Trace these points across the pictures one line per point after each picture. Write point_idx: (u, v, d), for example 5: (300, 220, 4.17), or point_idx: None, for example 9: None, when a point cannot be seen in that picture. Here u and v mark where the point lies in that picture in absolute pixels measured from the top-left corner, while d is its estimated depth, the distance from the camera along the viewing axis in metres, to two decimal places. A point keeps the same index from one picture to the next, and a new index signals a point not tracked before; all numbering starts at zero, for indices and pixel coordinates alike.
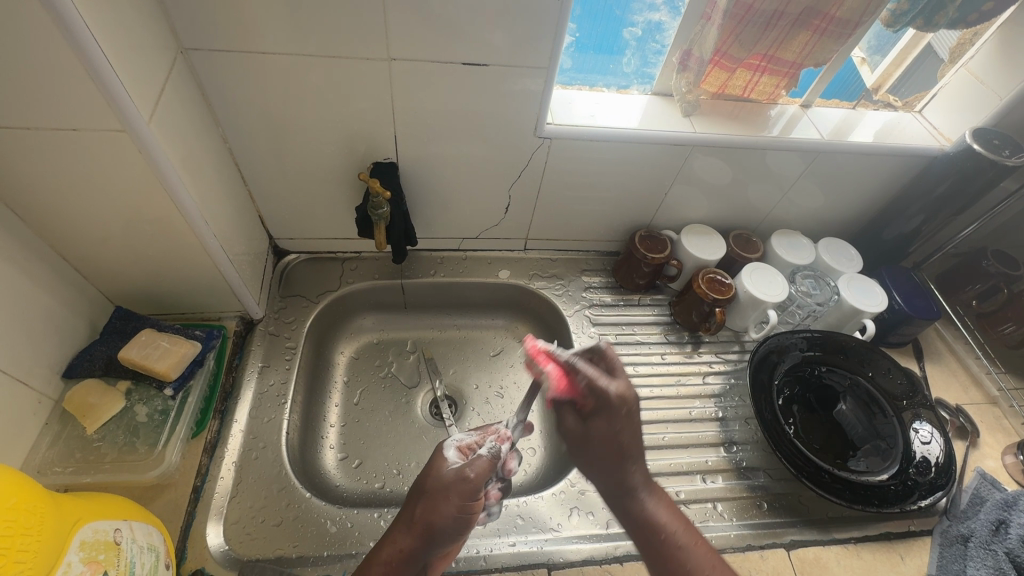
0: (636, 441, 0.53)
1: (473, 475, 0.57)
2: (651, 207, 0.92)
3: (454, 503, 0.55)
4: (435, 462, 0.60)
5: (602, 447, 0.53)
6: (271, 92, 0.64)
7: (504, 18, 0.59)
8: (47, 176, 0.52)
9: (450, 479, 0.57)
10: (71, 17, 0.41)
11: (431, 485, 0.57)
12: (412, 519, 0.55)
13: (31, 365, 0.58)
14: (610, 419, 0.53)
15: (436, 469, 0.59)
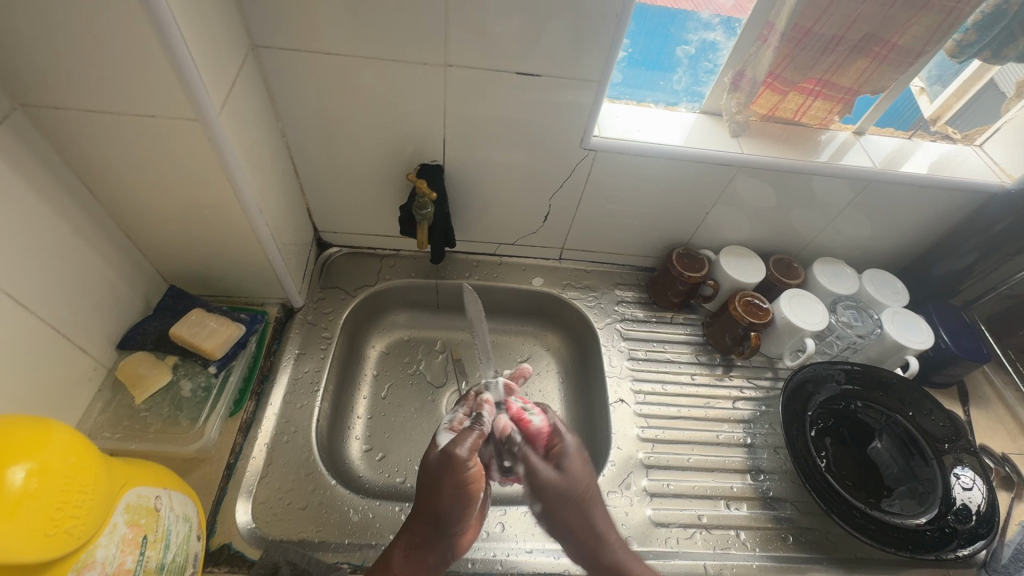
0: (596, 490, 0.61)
1: (461, 452, 0.58)
2: (691, 225, 0.91)
3: (448, 488, 0.57)
4: (432, 446, 0.63)
5: (575, 497, 0.60)
6: (331, 92, 0.67)
7: (562, 27, 0.60)
8: (123, 159, 0.56)
9: (438, 462, 0.59)
10: (162, 10, 0.43)
11: (426, 470, 0.60)
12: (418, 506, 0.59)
13: (89, 332, 0.62)
14: (580, 466, 0.62)
15: (428, 455, 0.62)
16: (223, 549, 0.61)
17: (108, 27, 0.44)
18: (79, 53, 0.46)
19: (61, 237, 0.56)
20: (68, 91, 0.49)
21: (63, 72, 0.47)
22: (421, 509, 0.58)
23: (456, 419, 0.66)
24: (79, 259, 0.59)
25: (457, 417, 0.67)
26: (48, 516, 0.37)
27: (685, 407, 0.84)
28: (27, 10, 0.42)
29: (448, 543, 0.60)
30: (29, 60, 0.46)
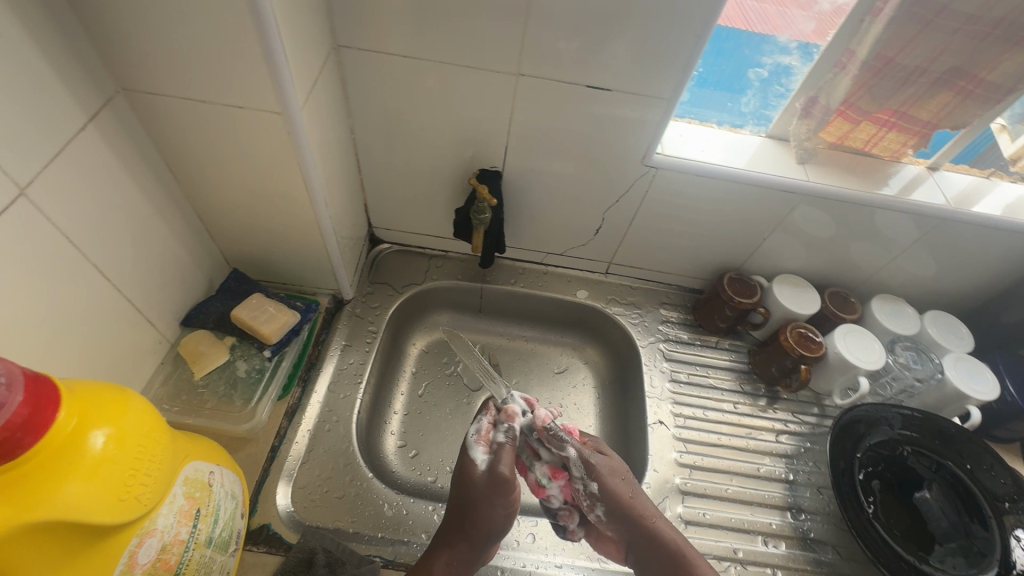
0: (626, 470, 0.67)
1: (506, 469, 0.59)
2: (745, 250, 0.89)
3: (500, 505, 0.59)
4: (467, 467, 0.61)
5: (616, 479, 0.64)
6: (403, 93, 0.68)
7: (638, 44, 0.60)
8: (208, 145, 0.59)
9: (486, 484, 0.59)
10: (266, 11, 0.46)
11: (472, 494, 0.59)
12: (463, 527, 0.58)
13: (159, 307, 0.64)
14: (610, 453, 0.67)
15: (467, 475, 0.60)
16: (262, 529, 0.62)
17: (215, 22, 0.46)
18: (184, 44, 0.48)
19: (144, 214, 0.59)
20: (168, 79, 0.51)
21: (166, 62, 0.50)
22: (466, 531, 0.58)
23: (483, 428, 0.65)
24: (158, 237, 0.62)
25: (483, 427, 0.65)
26: (122, 482, 0.39)
27: (726, 436, 0.82)
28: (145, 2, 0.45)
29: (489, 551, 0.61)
30: (138, 48, 0.49)
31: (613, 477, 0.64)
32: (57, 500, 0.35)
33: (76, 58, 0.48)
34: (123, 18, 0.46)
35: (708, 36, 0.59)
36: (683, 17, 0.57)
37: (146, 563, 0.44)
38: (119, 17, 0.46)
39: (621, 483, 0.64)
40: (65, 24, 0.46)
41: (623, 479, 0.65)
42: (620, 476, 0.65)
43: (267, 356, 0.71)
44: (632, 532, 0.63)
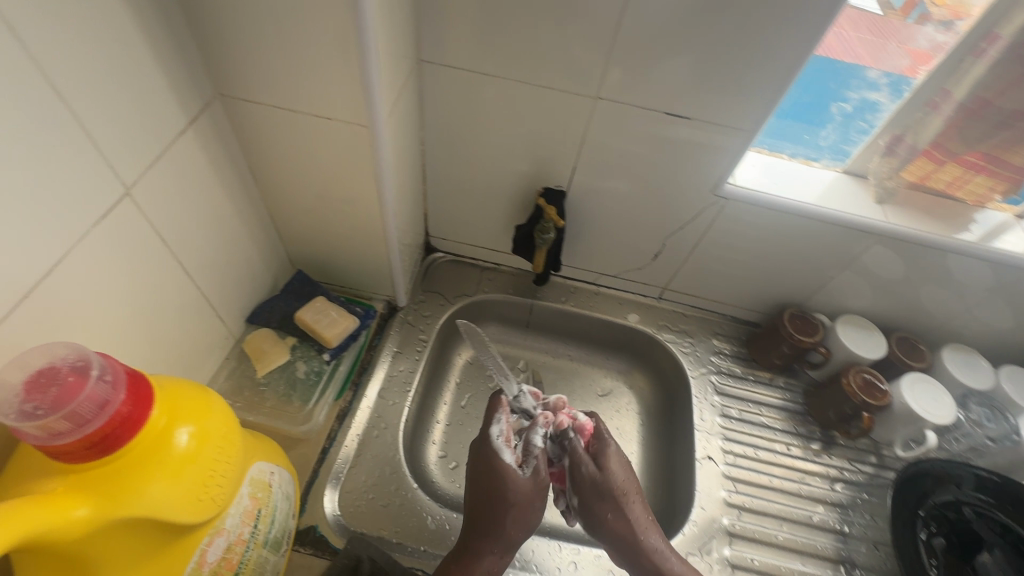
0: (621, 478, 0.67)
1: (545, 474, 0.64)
2: (810, 287, 0.86)
3: (539, 506, 0.63)
4: (505, 470, 0.61)
5: (600, 495, 0.66)
6: (479, 109, 0.69)
7: (725, 75, 0.59)
8: (291, 152, 0.60)
9: (531, 488, 0.62)
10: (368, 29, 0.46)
11: (517, 499, 0.61)
12: (504, 541, 0.60)
13: (229, 304, 0.66)
14: (605, 455, 0.68)
15: (512, 480, 0.61)
16: (310, 530, 0.63)
17: (317, 38, 0.48)
18: (284, 56, 0.50)
19: (226, 214, 0.61)
20: (264, 87, 0.53)
21: (265, 71, 0.51)
22: (506, 533, 0.61)
23: (507, 429, 0.65)
24: (235, 237, 0.64)
25: (506, 429, 0.65)
26: (202, 483, 0.40)
27: (777, 478, 0.79)
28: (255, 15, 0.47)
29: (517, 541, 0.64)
30: (241, 58, 0.50)
31: (598, 494, 0.66)
32: (142, 499, 0.36)
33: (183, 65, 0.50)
34: (232, 29, 0.48)
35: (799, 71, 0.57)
36: (774, 50, 0.56)
37: (213, 560, 0.45)
38: (228, 27, 0.48)
39: (604, 500, 0.66)
40: (178, 33, 0.48)
41: (616, 475, 0.67)
42: (607, 490, 0.66)
43: (325, 359, 0.72)
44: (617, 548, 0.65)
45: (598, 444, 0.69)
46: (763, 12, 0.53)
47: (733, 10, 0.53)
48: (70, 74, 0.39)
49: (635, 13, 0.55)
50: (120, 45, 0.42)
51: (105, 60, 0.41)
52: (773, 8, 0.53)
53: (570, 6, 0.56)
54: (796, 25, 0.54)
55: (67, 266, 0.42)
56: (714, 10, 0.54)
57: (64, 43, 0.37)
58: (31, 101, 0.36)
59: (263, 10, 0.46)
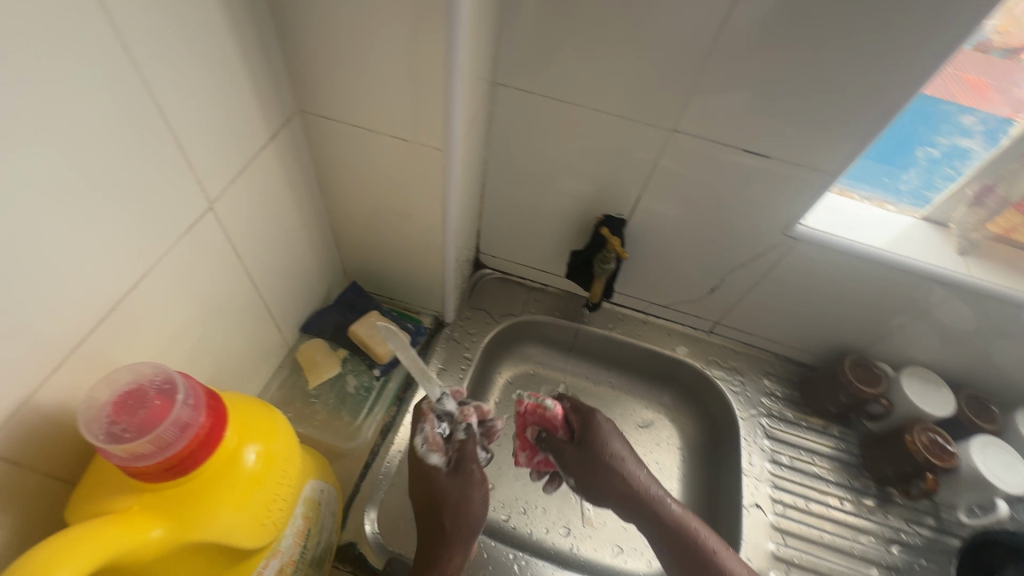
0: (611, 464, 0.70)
1: (476, 469, 0.59)
2: (874, 335, 0.82)
3: (479, 502, 0.59)
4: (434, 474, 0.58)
5: (597, 481, 0.70)
6: (547, 132, 0.69)
7: (811, 114, 0.57)
8: (361, 168, 0.60)
9: (463, 484, 0.58)
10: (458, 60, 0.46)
11: (453, 498, 0.58)
12: (454, 541, 0.57)
13: (287, 313, 0.67)
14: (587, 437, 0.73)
15: (444, 482, 0.58)
16: (349, 547, 0.62)
17: (406, 64, 0.48)
18: (371, 79, 0.50)
19: (292, 227, 0.62)
20: (346, 106, 0.53)
21: (349, 92, 0.52)
22: (452, 534, 0.57)
23: (429, 432, 0.59)
24: (297, 248, 0.64)
25: (429, 431, 0.59)
26: (265, 509, 0.40)
27: (829, 534, 0.76)
28: (347, 39, 0.47)
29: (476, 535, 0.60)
30: (327, 77, 0.51)
31: (599, 486, 0.70)
32: (210, 526, 0.36)
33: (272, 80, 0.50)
34: (323, 50, 0.48)
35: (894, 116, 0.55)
36: (867, 91, 0.54)
37: None
38: (320, 48, 0.48)
39: (607, 487, 0.70)
40: (273, 49, 0.49)
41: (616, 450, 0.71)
42: (605, 477, 0.70)
43: (375, 373, 0.72)
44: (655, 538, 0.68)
45: (577, 427, 0.73)
46: (862, 54, 0.51)
47: (827, 51, 0.52)
48: (176, 93, 0.39)
49: (725, 47, 0.54)
50: (222, 63, 0.43)
51: (209, 78, 0.42)
52: (874, 50, 0.51)
53: (655, 38, 0.56)
54: (895, 68, 0.52)
55: (152, 277, 0.43)
56: (807, 50, 0.53)
57: (173, 62, 0.38)
58: (142, 118, 0.37)
59: (356, 34, 0.46)
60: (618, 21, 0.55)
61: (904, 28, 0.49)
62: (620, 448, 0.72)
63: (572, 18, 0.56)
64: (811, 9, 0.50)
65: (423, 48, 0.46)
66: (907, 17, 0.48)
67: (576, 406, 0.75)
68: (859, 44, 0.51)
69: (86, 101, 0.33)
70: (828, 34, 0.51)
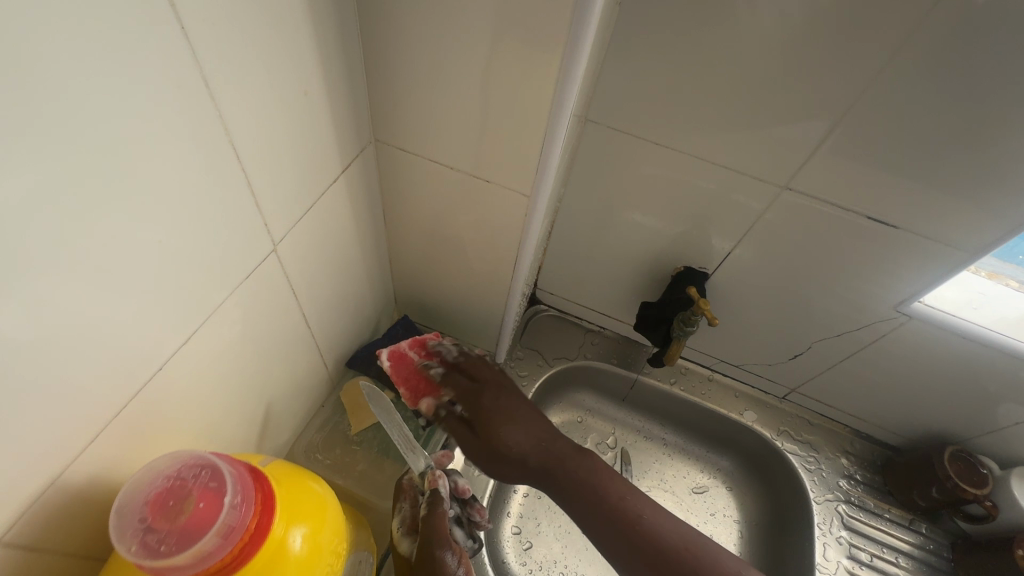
0: (514, 438, 0.56)
1: (448, 556, 0.47)
2: (981, 426, 0.72)
3: None
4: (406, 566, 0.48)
5: (496, 457, 0.56)
6: (635, 174, 0.62)
7: (958, 183, 0.50)
8: (433, 205, 0.55)
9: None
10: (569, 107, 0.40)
11: None
12: None
13: (337, 349, 0.62)
14: (482, 410, 0.57)
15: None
16: None
17: (504, 107, 0.42)
18: (461, 118, 0.44)
19: (352, 260, 0.57)
20: (428, 141, 0.48)
21: (434, 129, 0.46)
22: None
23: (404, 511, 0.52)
24: (354, 282, 0.59)
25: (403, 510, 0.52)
26: None
27: None
28: (445, 74, 0.42)
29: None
30: (413, 112, 0.46)
31: (493, 463, 0.57)
32: None
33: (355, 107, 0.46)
34: (415, 83, 0.43)
35: None
36: None
37: None
38: (412, 81, 0.43)
39: (507, 464, 0.56)
40: (361, 76, 0.44)
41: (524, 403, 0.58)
42: (506, 458, 0.56)
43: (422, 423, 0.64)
44: (606, 542, 0.52)
45: (466, 391, 0.58)
46: None
47: (992, 119, 0.45)
48: (256, 128, 0.35)
49: (868, 103, 0.47)
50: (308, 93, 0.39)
51: (294, 111, 0.38)
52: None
53: (782, 87, 0.49)
54: None
55: (207, 328, 0.38)
56: (967, 115, 0.45)
57: (257, 97, 0.34)
58: (219, 158, 0.33)
59: (452, 70, 0.41)
60: (744, 65, 0.49)
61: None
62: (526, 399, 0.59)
63: (685, 58, 0.50)
64: (986, 69, 0.42)
65: (527, 91, 0.40)
66: None
67: (466, 368, 0.59)
68: None
69: (169, 141, 0.29)
70: (1000, 99, 0.44)
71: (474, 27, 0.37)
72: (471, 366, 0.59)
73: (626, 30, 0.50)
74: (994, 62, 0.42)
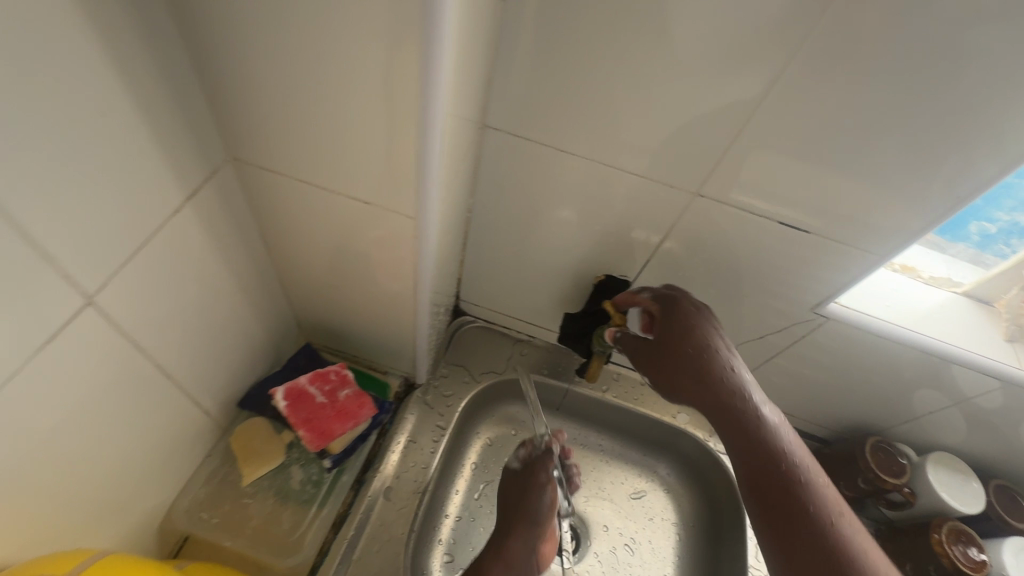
0: (717, 373, 0.55)
1: (543, 478, 0.69)
2: (900, 416, 0.73)
3: (539, 507, 0.67)
4: (512, 484, 0.71)
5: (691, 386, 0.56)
6: (543, 181, 0.59)
7: (855, 180, 0.49)
8: (316, 228, 0.49)
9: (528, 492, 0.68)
10: (437, 128, 0.35)
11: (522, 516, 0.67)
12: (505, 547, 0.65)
13: (222, 392, 0.55)
14: (689, 338, 0.56)
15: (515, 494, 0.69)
16: None
17: (373, 122, 0.37)
18: (327, 133, 0.39)
19: (227, 290, 0.50)
20: (292, 160, 0.42)
21: (301, 146, 0.40)
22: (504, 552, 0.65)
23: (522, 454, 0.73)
24: (235, 312, 0.52)
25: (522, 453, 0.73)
26: None
27: None
28: (301, 84, 0.36)
29: (532, 562, 0.66)
30: (275, 129, 0.39)
31: (689, 387, 0.56)
32: None
33: (208, 118, 0.40)
34: (267, 96, 0.37)
35: (953, 190, 0.47)
36: (917, 162, 0.47)
37: None
38: (265, 93, 0.37)
39: (703, 395, 0.56)
40: (211, 85, 0.38)
41: (712, 338, 0.57)
42: (705, 381, 0.55)
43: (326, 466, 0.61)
44: (784, 507, 0.52)
45: (668, 314, 0.58)
46: (915, 119, 0.44)
47: (874, 115, 0.45)
48: (25, 160, 0.28)
49: (775, 102, 0.46)
50: (127, 106, 0.32)
51: (92, 135, 0.31)
52: (946, 119, 0.43)
53: (676, 85, 0.47)
54: (954, 143, 0.45)
55: (4, 396, 0.31)
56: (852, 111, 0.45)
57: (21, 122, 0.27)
58: None
59: (309, 83, 0.35)
60: (642, 64, 0.46)
61: (991, 97, 0.41)
62: (720, 340, 0.57)
63: (577, 55, 0.47)
64: (879, 68, 0.42)
65: (395, 105, 0.35)
66: (972, 87, 0.41)
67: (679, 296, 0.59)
68: (913, 108, 0.44)
69: None
70: (881, 95, 0.43)
71: (326, 33, 0.32)
72: (697, 307, 0.58)
73: (527, 29, 0.46)
74: (883, 61, 0.41)
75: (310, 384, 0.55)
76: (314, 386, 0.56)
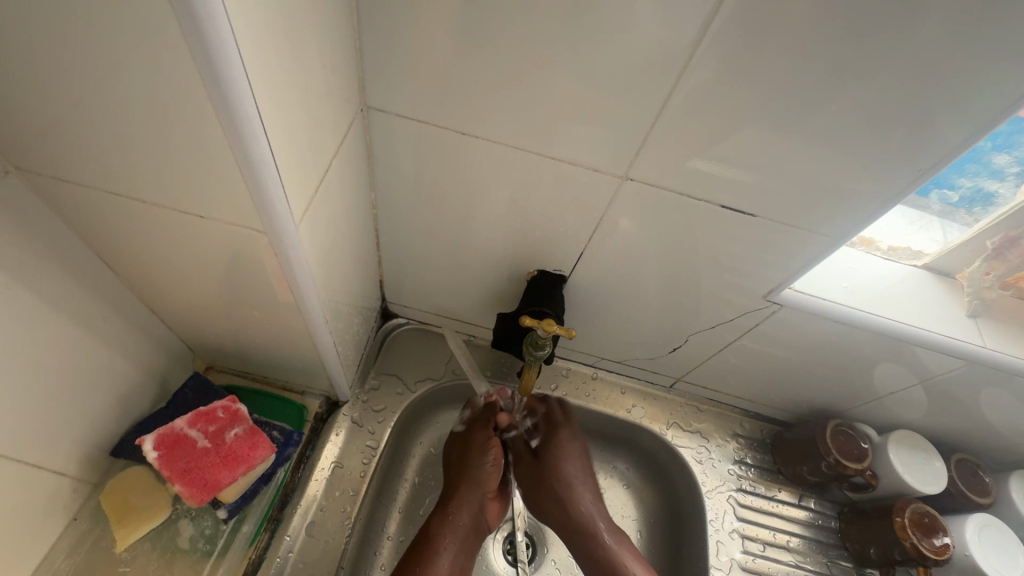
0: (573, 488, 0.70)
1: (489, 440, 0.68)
2: (862, 397, 0.69)
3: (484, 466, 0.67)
4: (459, 442, 0.70)
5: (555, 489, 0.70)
6: (448, 169, 0.51)
7: (791, 152, 0.43)
8: (161, 248, 0.41)
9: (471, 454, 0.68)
10: (247, 112, 0.28)
11: (466, 480, 0.66)
12: (449, 514, 0.63)
13: (81, 445, 0.47)
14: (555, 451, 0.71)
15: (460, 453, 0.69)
16: None
17: (167, 115, 0.28)
18: (125, 132, 0.30)
19: (61, 329, 0.41)
20: (92, 170, 0.33)
21: (101, 152, 0.32)
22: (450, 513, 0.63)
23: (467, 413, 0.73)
24: (82, 352, 0.44)
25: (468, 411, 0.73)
26: None
27: None
28: (65, 69, 0.27)
29: (480, 520, 0.65)
30: (53, 133, 0.31)
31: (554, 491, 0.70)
32: None
33: None
34: (26, 85, 0.28)
35: (895, 158, 0.42)
36: (859, 129, 0.41)
37: None
38: (24, 84, 0.28)
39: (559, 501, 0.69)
40: None
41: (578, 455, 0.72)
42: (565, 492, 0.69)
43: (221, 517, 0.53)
44: None
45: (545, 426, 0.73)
46: (850, 82, 0.38)
47: (803, 79, 0.38)
48: None
49: (702, 65, 0.39)
50: None
51: None
52: (883, 79, 0.37)
53: (576, 51, 0.40)
54: (892, 106, 0.39)
55: None
56: (779, 77, 0.38)
57: None
58: None
59: (66, 70, 0.27)
60: (533, 27, 0.39)
61: (936, 51, 0.35)
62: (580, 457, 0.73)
63: (454, 16, 0.39)
64: (802, 24, 0.35)
65: (187, 93, 0.27)
66: (908, 42, 0.35)
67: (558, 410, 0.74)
68: (847, 69, 0.37)
69: None
70: (810, 55, 0.37)
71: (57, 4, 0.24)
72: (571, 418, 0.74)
73: None
74: (809, 12, 0.35)
75: (191, 428, 0.51)
76: (196, 429, 0.51)
